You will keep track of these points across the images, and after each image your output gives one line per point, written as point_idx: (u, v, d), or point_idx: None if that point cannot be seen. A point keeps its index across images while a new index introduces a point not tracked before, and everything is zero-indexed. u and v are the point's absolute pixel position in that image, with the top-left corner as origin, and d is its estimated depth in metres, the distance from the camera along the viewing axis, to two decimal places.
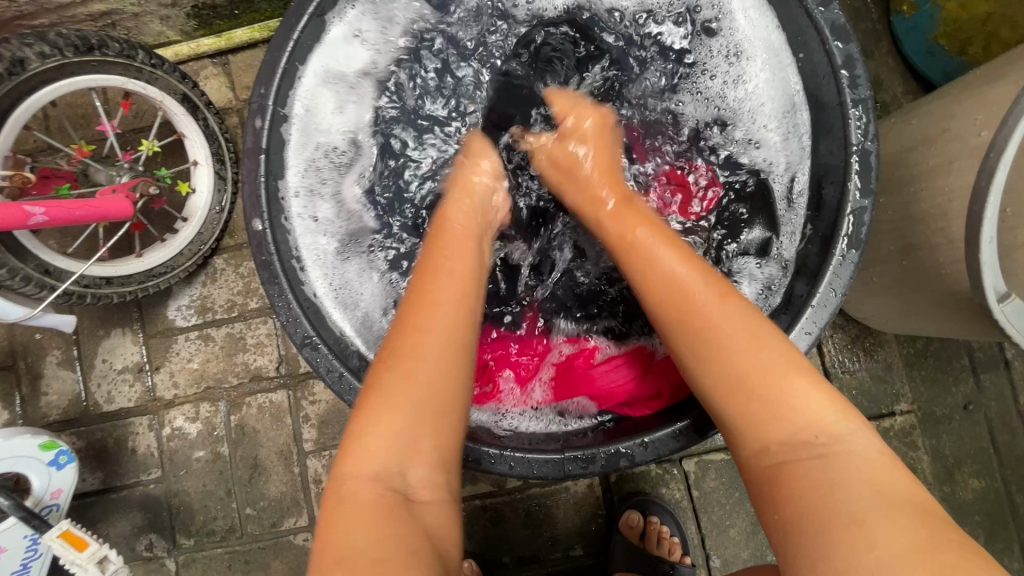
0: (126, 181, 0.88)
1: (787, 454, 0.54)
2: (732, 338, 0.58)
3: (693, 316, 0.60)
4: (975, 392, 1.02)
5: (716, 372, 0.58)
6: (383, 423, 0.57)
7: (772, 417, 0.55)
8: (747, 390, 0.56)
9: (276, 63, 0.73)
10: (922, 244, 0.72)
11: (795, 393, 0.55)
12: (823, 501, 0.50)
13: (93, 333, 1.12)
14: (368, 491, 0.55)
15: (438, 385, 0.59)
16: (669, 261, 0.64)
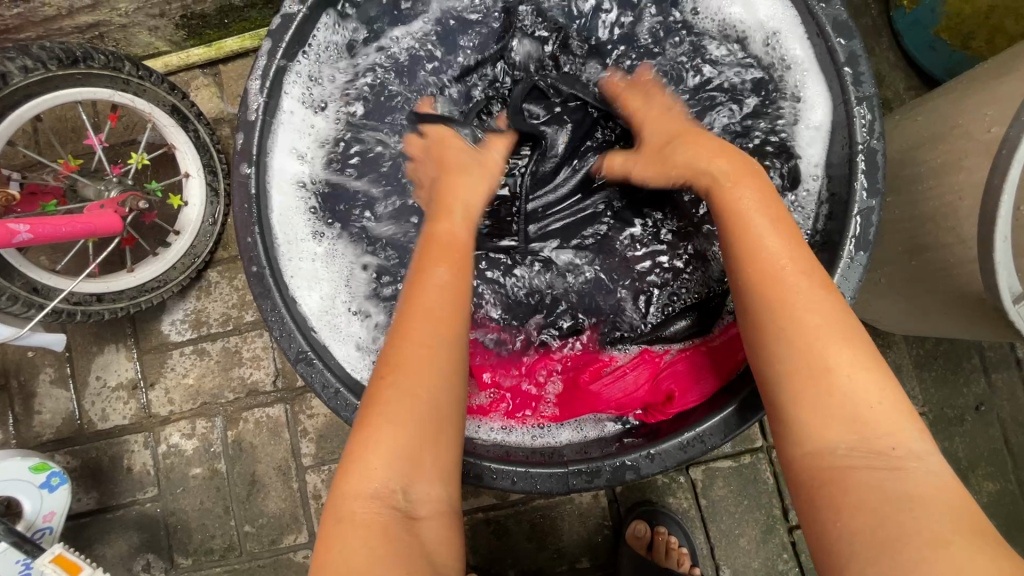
0: (115, 196, 0.86)
1: (846, 459, 0.51)
2: (817, 315, 0.55)
3: (784, 293, 0.56)
4: (987, 392, 1.00)
5: (796, 354, 0.55)
6: (388, 431, 0.56)
7: (853, 427, 0.52)
8: (824, 386, 0.53)
9: (263, 68, 0.72)
10: (932, 244, 0.70)
11: (864, 396, 0.53)
12: (899, 513, 0.47)
13: (86, 349, 1.10)
14: (366, 513, 0.54)
15: (427, 406, 0.57)
16: (766, 235, 0.59)
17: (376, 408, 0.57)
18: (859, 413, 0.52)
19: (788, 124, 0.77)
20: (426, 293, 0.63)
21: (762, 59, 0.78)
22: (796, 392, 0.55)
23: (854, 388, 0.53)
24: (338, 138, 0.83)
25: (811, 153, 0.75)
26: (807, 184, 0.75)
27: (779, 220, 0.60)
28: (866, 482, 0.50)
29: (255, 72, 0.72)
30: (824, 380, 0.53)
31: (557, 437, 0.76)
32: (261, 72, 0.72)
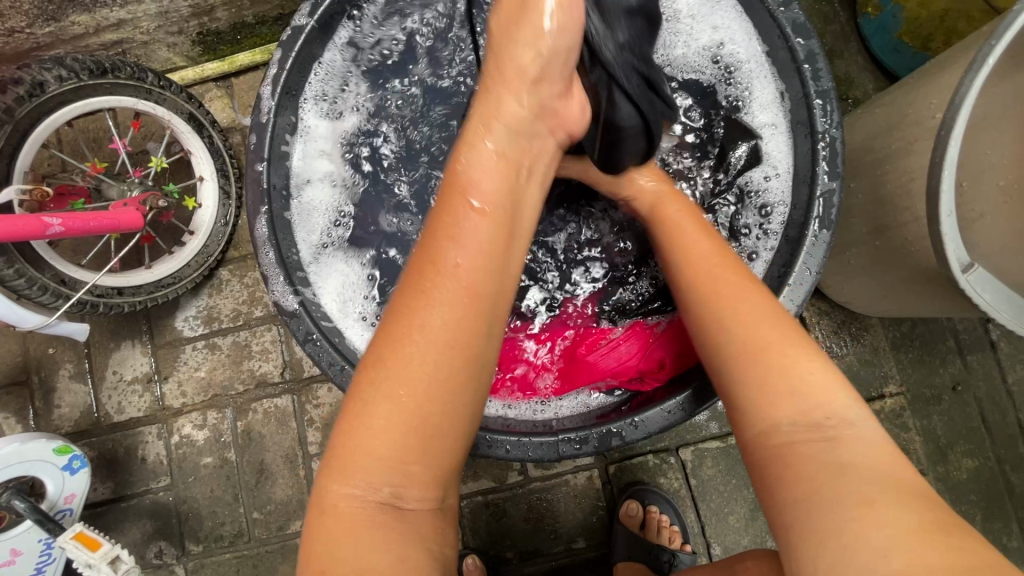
0: (137, 195, 0.93)
1: (794, 432, 0.55)
2: (746, 307, 0.62)
3: (716, 290, 0.65)
4: (963, 373, 1.05)
5: (740, 338, 0.61)
6: (391, 421, 0.53)
7: (793, 403, 0.56)
8: (766, 368, 0.59)
9: (274, 74, 0.79)
10: (892, 223, 0.76)
11: (800, 373, 0.58)
12: (831, 477, 0.51)
13: (103, 345, 1.16)
14: (354, 507, 0.53)
15: (436, 393, 0.53)
16: (702, 245, 0.69)
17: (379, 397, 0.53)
18: (797, 385, 0.57)
19: (757, 115, 0.82)
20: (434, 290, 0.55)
21: (732, 54, 0.83)
22: (740, 370, 0.60)
23: (790, 364, 0.58)
24: (336, 137, 0.88)
25: (776, 137, 0.81)
26: (769, 161, 0.81)
27: (706, 234, 0.70)
28: (813, 449, 0.54)
29: (264, 81, 0.79)
30: (760, 361, 0.59)
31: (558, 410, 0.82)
32: (272, 78, 0.79)
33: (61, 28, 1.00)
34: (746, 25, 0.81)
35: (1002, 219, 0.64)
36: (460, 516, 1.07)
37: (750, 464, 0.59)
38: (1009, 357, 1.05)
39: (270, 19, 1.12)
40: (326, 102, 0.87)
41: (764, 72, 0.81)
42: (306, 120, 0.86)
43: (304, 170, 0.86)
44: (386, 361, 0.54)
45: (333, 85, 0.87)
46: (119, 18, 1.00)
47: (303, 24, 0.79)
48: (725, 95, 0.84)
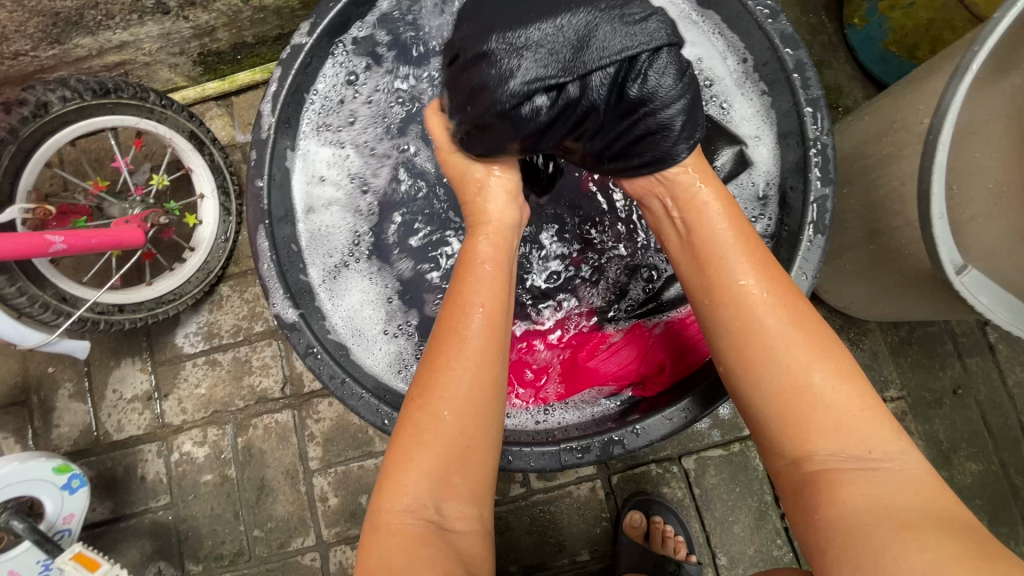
0: (138, 213, 0.95)
1: (831, 463, 0.54)
2: (780, 336, 0.58)
3: (757, 317, 0.60)
4: (963, 376, 1.05)
5: (783, 370, 0.57)
6: (433, 436, 0.58)
7: (836, 436, 0.54)
8: (805, 404, 0.56)
9: (274, 92, 0.80)
10: (886, 228, 0.77)
11: (834, 403, 0.56)
12: (873, 507, 0.50)
13: (104, 363, 1.16)
14: (402, 522, 0.56)
15: (472, 414, 0.59)
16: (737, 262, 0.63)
17: (418, 427, 0.58)
18: (830, 416, 0.55)
19: (745, 124, 0.85)
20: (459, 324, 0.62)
21: (720, 65, 0.86)
22: (779, 403, 0.57)
23: (828, 400, 0.56)
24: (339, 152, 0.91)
25: (761, 147, 0.84)
26: (756, 168, 0.84)
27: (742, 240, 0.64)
28: (854, 481, 0.53)
29: (264, 98, 0.80)
30: (793, 398, 0.56)
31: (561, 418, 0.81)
32: (272, 96, 0.81)
33: (65, 50, 1.01)
34: (731, 37, 0.84)
35: (993, 222, 0.65)
36: None
37: (779, 486, 0.59)
38: (1008, 359, 1.05)
39: (269, 39, 1.14)
40: (331, 122, 0.90)
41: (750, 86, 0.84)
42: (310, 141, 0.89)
43: (309, 188, 0.89)
44: (426, 390, 0.60)
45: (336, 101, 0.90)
46: (121, 40, 1.02)
47: (303, 43, 0.81)
48: (717, 105, 0.87)
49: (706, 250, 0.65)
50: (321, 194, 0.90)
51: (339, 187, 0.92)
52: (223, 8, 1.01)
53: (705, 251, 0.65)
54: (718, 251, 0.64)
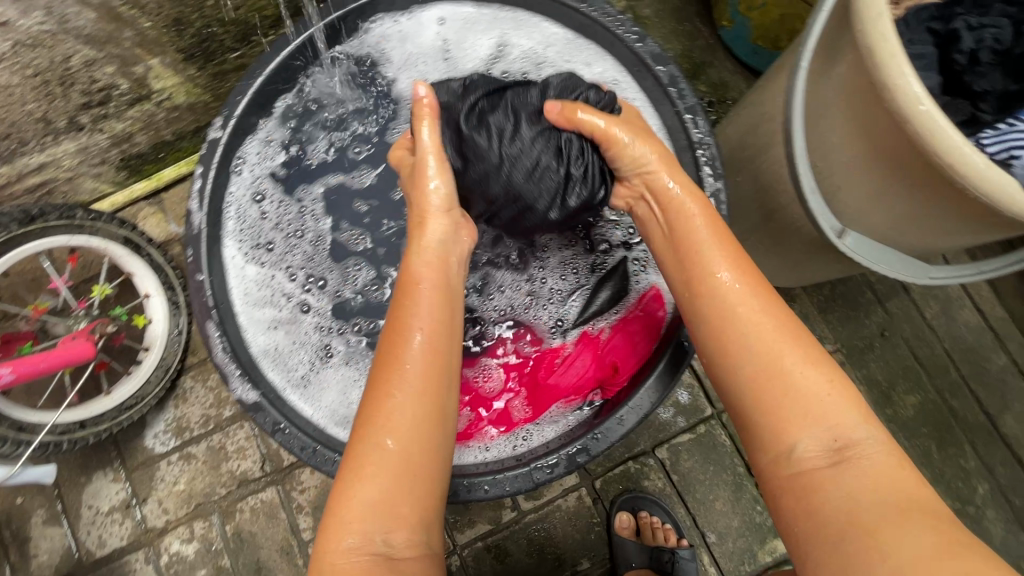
0: (84, 325, 0.96)
1: (809, 459, 0.57)
2: (758, 324, 0.62)
3: (735, 315, 0.63)
4: (886, 319, 1.15)
5: (757, 364, 0.61)
6: (381, 464, 0.60)
7: (810, 425, 0.58)
8: (780, 391, 0.60)
9: (200, 190, 0.87)
10: (777, 207, 0.85)
11: (808, 391, 0.59)
12: (855, 506, 0.53)
13: (74, 482, 1.14)
14: (348, 562, 0.57)
15: (414, 444, 0.61)
16: (717, 263, 0.66)
17: (360, 458, 0.61)
18: (804, 402, 0.59)
19: None
20: (404, 345, 0.65)
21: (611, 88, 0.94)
22: (758, 396, 0.60)
23: (808, 392, 0.59)
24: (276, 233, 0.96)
25: None
26: None
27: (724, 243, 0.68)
28: (827, 470, 0.56)
29: (192, 199, 0.87)
30: (774, 389, 0.60)
31: (535, 439, 0.85)
32: (197, 194, 0.87)
33: None
34: (613, 63, 0.93)
35: (852, 189, 0.74)
36: (466, 567, 1.08)
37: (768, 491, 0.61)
38: (921, 296, 1.17)
39: (188, 133, 1.18)
40: (262, 207, 0.95)
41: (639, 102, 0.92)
42: (237, 230, 0.93)
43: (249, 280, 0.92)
44: (370, 418, 0.62)
45: (261, 188, 0.95)
46: (39, 162, 1.04)
47: (219, 137, 0.87)
48: None
49: (685, 250, 0.69)
50: (260, 282, 0.93)
51: (279, 271, 0.95)
52: (136, 114, 1.05)
53: (684, 250, 0.69)
54: (697, 246, 0.68)
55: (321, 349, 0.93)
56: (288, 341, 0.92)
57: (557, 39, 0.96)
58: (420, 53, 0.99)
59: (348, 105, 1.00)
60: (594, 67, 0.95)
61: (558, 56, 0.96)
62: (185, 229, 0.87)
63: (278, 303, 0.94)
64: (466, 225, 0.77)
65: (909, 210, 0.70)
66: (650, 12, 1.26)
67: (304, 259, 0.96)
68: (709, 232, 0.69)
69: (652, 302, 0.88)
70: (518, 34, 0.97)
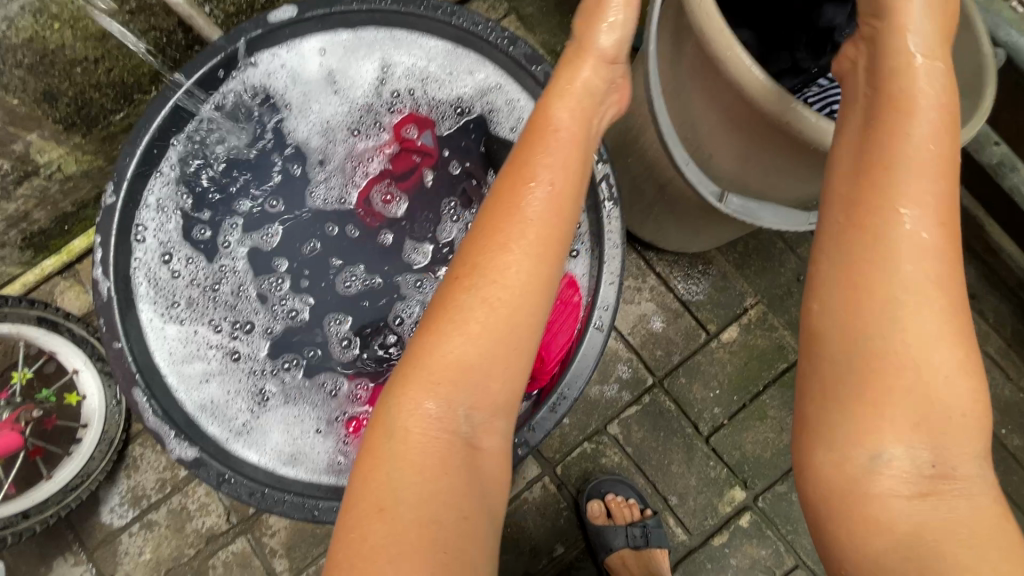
0: (7, 415, 0.93)
1: (897, 472, 0.48)
2: (920, 288, 0.48)
3: (878, 267, 0.48)
4: (799, 265, 1.22)
5: (898, 342, 0.47)
6: (450, 359, 0.60)
7: (924, 437, 0.47)
8: (912, 389, 0.48)
9: (104, 259, 0.86)
10: (665, 181, 0.90)
11: (942, 399, 0.48)
12: (925, 544, 0.47)
13: (34, 573, 1.11)
14: (417, 432, 0.60)
15: (476, 362, 0.60)
16: (901, 201, 0.49)
17: (428, 368, 0.61)
18: (944, 422, 0.48)
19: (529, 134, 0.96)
20: (492, 262, 0.62)
21: (496, 92, 0.97)
22: (874, 380, 0.48)
23: (958, 413, 0.48)
24: (193, 288, 0.95)
25: None
26: None
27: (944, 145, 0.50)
28: (900, 501, 0.48)
29: (96, 269, 0.85)
30: (890, 364, 0.48)
31: None
32: (101, 262, 0.86)
33: None
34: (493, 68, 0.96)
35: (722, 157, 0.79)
36: None
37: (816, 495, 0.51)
38: None
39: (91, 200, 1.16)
40: (173, 265, 0.94)
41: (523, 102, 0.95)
42: (154, 291, 0.92)
43: (174, 340, 0.91)
44: (441, 319, 0.62)
45: (170, 245, 0.94)
46: None
47: (114, 203, 0.87)
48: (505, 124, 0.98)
49: (890, 136, 0.51)
50: (185, 338, 0.93)
51: (205, 326, 0.95)
52: (28, 192, 1.03)
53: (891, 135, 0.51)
54: (894, 144, 0.50)
55: (258, 393, 0.94)
56: (225, 391, 0.92)
57: (437, 53, 0.98)
58: (306, 85, 0.99)
59: (246, 149, 1.00)
60: (475, 74, 0.98)
61: (440, 69, 0.99)
62: (95, 302, 0.85)
63: (209, 355, 0.93)
64: (618, 86, 0.74)
65: (771, 169, 0.75)
66: (533, 10, 1.30)
67: (228, 309, 0.96)
68: (929, 133, 0.50)
69: (568, 288, 0.90)
70: (398, 52, 0.98)
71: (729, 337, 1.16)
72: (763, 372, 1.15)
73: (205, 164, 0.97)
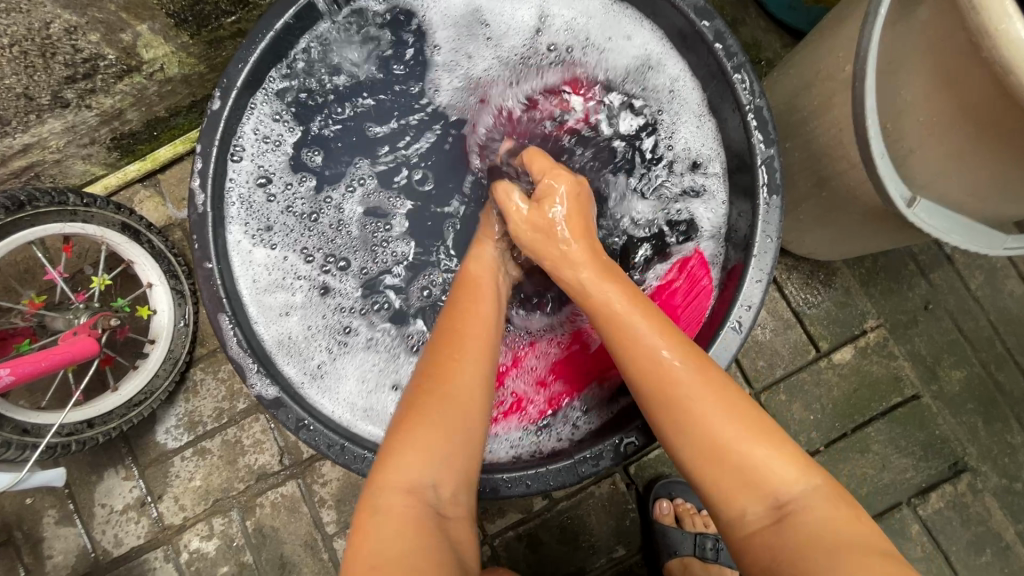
0: (86, 320, 0.89)
1: (754, 522, 0.57)
2: (693, 392, 0.61)
3: (665, 374, 0.62)
4: (930, 292, 1.09)
5: (692, 443, 0.60)
6: (418, 448, 0.59)
7: (753, 493, 0.57)
8: (717, 459, 0.58)
9: (202, 168, 0.78)
10: (833, 174, 0.78)
11: (752, 461, 0.58)
12: (787, 558, 0.54)
13: (85, 480, 1.10)
14: (405, 501, 0.57)
15: (471, 417, 0.62)
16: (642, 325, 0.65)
17: (421, 411, 0.61)
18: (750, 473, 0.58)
19: (686, 113, 0.88)
20: (469, 334, 0.67)
21: (654, 62, 0.88)
22: (705, 467, 0.59)
23: (745, 456, 0.58)
24: (292, 216, 0.89)
25: (702, 128, 0.87)
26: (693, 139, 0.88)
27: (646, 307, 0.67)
28: (760, 516, 0.57)
29: (192, 179, 0.77)
30: (714, 450, 0.59)
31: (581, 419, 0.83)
32: (199, 173, 0.78)
33: None
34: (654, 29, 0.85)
35: (928, 153, 0.67)
36: (497, 556, 1.04)
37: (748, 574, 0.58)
38: (966, 266, 1.10)
39: (183, 108, 1.09)
40: (269, 189, 0.88)
41: (682, 74, 0.86)
42: (247, 215, 0.86)
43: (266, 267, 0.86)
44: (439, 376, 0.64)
45: (268, 167, 0.87)
46: (24, 143, 0.96)
47: (219, 110, 0.78)
48: (661, 92, 0.89)
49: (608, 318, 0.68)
50: (276, 266, 0.87)
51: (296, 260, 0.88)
52: (126, 88, 0.96)
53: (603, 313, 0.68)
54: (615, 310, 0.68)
55: (343, 340, 0.87)
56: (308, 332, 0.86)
57: (597, 10, 0.89)
58: (445, 24, 0.91)
59: (364, 82, 0.92)
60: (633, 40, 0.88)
61: (598, 28, 0.90)
62: (188, 216, 0.78)
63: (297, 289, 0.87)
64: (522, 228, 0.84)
65: (997, 171, 0.64)
66: None
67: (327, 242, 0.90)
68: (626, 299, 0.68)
69: (698, 269, 0.87)
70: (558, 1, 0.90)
71: (840, 358, 1.05)
72: (873, 403, 1.05)
73: (321, 91, 0.90)
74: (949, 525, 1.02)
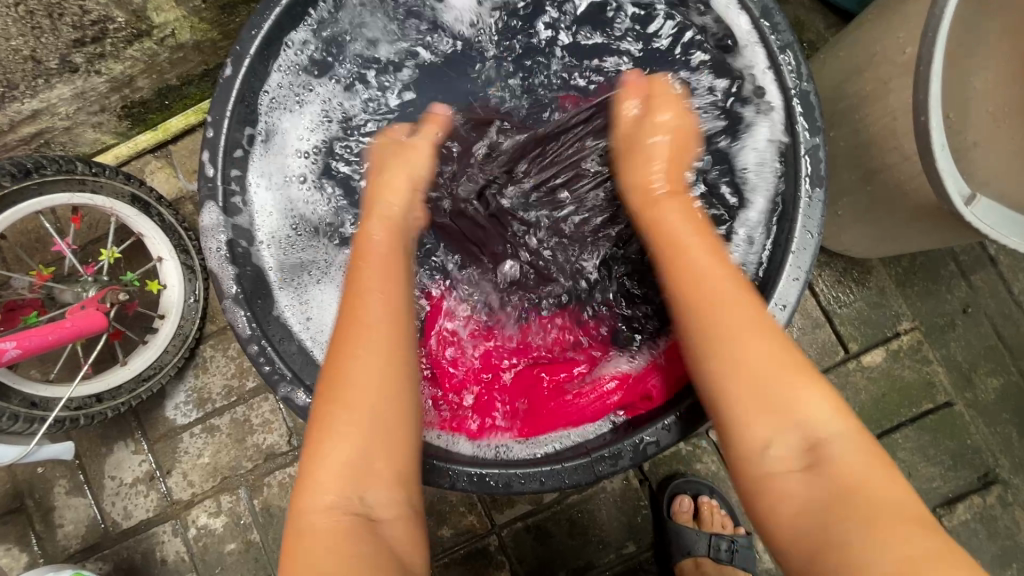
0: (94, 294, 0.87)
1: (777, 463, 0.59)
2: (751, 341, 0.61)
3: (723, 319, 0.62)
4: (971, 294, 1.03)
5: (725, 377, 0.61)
6: (334, 458, 0.60)
7: (791, 433, 0.59)
8: (766, 403, 0.59)
9: (213, 138, 0.72)
10: (881, 167, 0.73)
11: (804, 412, 0.59)
12: (803, 508, 0.57)
13: (95, 452, 1.10)
14: (326, 517, 0.59)
15: (377, 422, 0.61)
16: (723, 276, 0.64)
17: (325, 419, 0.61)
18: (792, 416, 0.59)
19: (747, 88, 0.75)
20: (361, 321, 0.64)
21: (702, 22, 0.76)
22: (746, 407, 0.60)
23: (801, 404, 0.59)
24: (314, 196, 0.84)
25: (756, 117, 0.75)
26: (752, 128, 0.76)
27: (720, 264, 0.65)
28: (796, 478, 0.58)
29: (203, 151, 0.72)
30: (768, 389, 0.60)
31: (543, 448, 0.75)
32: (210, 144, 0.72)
33: None
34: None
35: (994, 145, 0.66)
36: (504, 548, 1.02)
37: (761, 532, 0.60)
38: (1011, 269, 1.04)
39: (195, 77, 1.04)
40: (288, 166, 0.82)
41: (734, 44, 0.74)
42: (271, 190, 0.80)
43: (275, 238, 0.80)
44: (332, 391, 0.61)
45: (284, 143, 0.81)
46: (32, 108, 0.93)
47: (229, 80, 0.72)
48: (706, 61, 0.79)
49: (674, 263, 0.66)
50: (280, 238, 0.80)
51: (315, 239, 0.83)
52: (137, 54, 0.93)
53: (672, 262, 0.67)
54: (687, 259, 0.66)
55: None
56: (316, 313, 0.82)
57: None
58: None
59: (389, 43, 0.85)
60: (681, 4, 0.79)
61: None
62: (199, 188, 0.73)
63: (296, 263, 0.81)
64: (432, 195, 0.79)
65: None
66: None
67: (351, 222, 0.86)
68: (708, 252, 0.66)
69: None
70: None
71: (870, 361, 1.01)
72: (903, 409, 1.00)
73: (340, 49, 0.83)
74: (975, 538, 0.98)
